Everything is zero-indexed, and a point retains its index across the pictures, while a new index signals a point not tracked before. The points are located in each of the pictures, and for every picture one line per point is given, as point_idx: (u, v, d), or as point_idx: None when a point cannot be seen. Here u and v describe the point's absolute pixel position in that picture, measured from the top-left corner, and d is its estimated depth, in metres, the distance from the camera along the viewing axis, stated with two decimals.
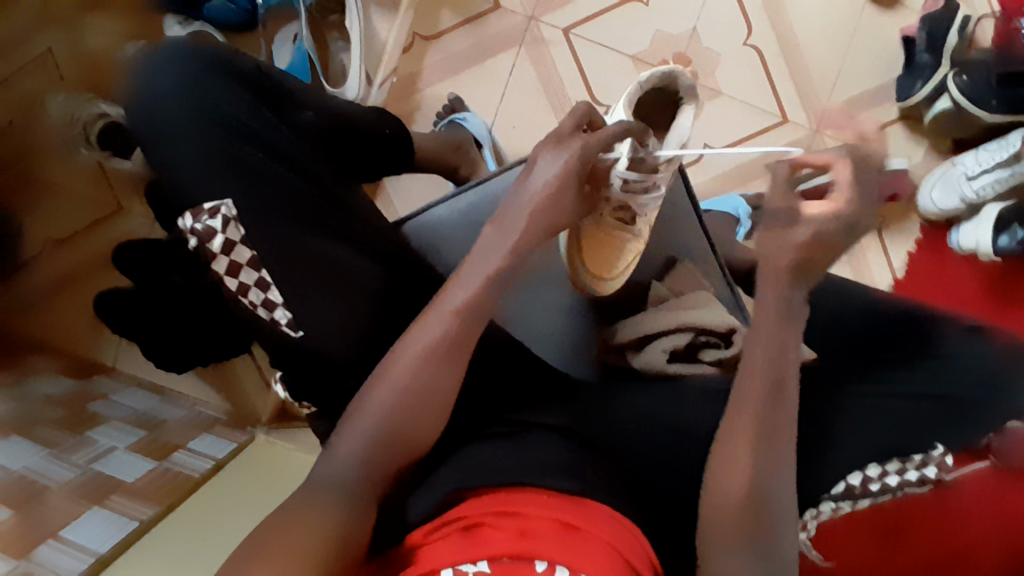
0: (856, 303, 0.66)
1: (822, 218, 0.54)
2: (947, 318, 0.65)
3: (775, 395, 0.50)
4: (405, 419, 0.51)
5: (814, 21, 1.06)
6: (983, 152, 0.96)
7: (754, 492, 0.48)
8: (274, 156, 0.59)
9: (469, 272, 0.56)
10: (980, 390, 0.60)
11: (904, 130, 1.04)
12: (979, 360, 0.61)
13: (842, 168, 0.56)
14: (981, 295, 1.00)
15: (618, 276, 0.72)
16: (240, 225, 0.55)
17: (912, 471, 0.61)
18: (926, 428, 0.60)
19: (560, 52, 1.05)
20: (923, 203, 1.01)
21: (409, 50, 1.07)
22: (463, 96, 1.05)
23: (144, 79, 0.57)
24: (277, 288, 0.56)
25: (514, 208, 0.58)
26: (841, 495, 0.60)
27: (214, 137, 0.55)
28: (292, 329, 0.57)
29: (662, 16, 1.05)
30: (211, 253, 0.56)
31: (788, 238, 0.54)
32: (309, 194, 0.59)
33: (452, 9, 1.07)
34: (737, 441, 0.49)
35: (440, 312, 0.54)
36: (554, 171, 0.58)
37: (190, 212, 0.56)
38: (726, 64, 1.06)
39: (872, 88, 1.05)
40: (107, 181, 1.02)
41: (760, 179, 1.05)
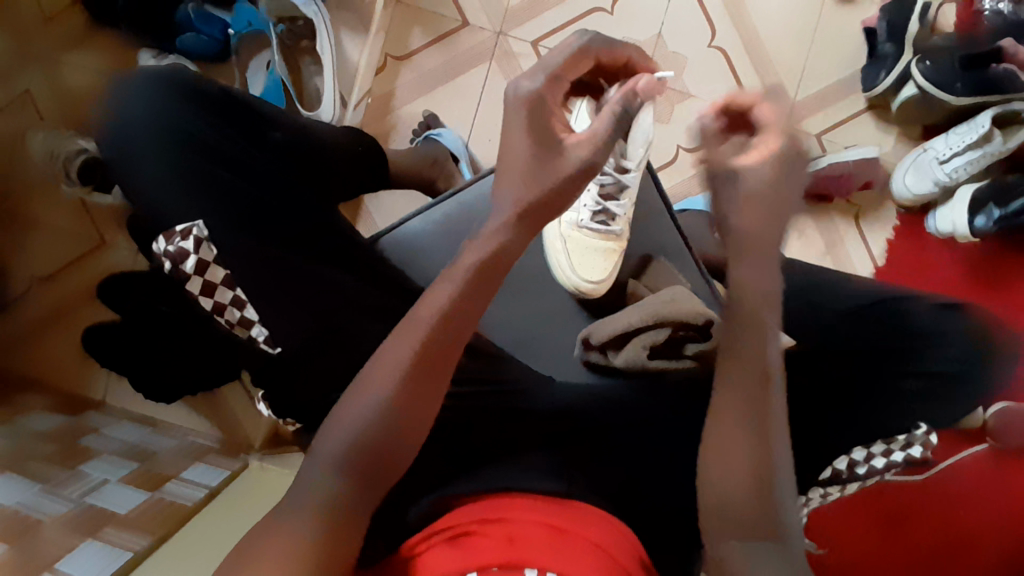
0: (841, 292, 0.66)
1: (757, 165, 0.50)
2: (923, 297, 0.66)
3: (758, 382, 0.45)
4: (394, 418, 0.48)
5: (776, 20, 1.08)
6: (953, 134, 0.98)
7: (753, 473, 0.43)
8: (246, 177, 0.60)
9: (458, 266, 0.52)
10: (957, 363, 0.61)
11: (873, 119, 1.07)
12: (948, 338, 0.62)
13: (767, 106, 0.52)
14: (971, 275, 1.03)
15: (608, 276, 0.72)
16: (212, 245, 0.57)
17: (895, 452, 0.64)
18: (900, 408, 0.61)
19: (529, 64, 1.07)
20: (898, 190, 1.03)
21: (382, 72, 1.08)
22: (438, 113, 1.07)
23: (117, 109, 0.60)
24: (252, 306, 0.58)
25: (505, 186, 0.54)
26: (829, 480, 0.63)
27: (179, 159, 0.58)
28: (270, 345, 0.59)
29: (628, 23, 1.07)
30: (184, 274, 0.57)
31: (740, 196, 0.49)
32: (277, 208, 0.61)
33: (421, 28, 1.08)
34: (729, 431, 0.44)
35: (426, 310, 0.50)
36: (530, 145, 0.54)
37: (163, 236, 0.57)
38: (693, 67, 1.07)
39: (840, 81, 1.07)
40: (90, 216, 1.02)
41: None
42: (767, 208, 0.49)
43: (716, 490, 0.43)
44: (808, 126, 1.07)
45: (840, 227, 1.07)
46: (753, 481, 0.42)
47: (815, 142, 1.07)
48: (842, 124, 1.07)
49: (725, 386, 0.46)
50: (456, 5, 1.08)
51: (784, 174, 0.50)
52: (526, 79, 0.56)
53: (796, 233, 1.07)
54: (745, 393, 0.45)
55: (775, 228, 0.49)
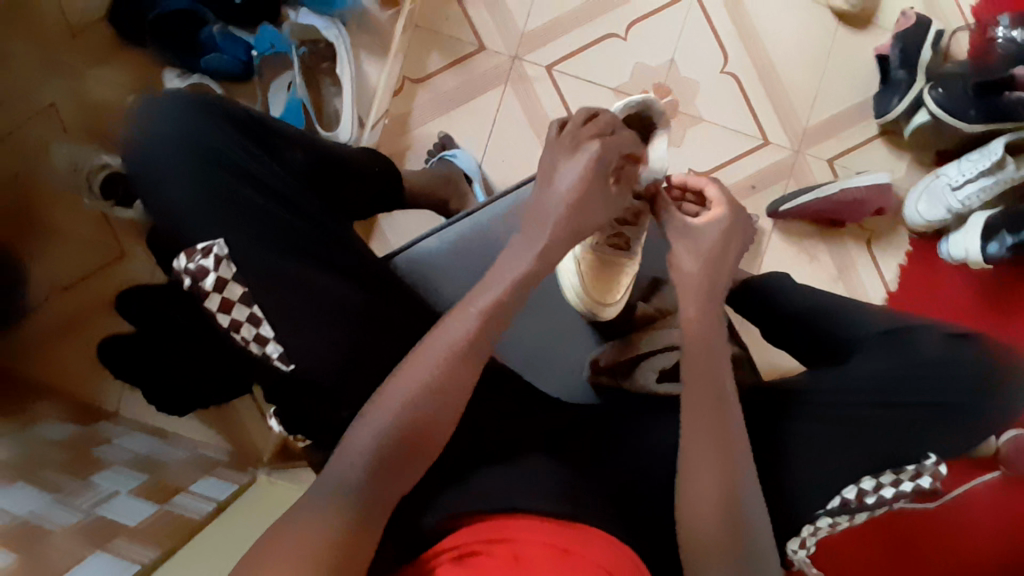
0: (851, 320, 0.67)
1: (712, 224, 0.60)
2: (935, 326, 0.66)
3: (715, 403, 0.52)
4: (410, 427, 0.50)
5: (789, 47, 1.09)
6: (965, 162, 0.99)
7: (721, 491, 0.49)
8: (267, 195, 0.62)
9: (484, 286, 0.56)
10: (971, 394, 0.61)
11: (884, 145, 1.07)
12: (963, 368, 0.62)
13: (715, 186, 0.64)
14: (983, 303, 1.02)
15: (614, 304, 0.71)
16: (231, 264, 0.58)
17: (906, 483, 0.61)
18: (909, 437, 0.61)
19: (544, 88, 1.09)
20: (910, 216, 1.03)
21: (399, 93, 1.10)
22: (453, 134, 1.09)
23: (141, 128, 0.61)
24: (268, 323, 0.60)
25: (543, 210, 0.59)
26: (836, 509, 0.60)
27: (203, 178, 0.59)
28: (284, 362, 0.60)
29: (642, 48, 1.09)
30: (203, 291, 0.59)
31: (698, 245, 0.59)
32: (300, 228, 0.62)
33: (439, 51, 1.10)
34: (697, 455, 0.50)
35: (454, 324, 0.54)
36: (580, 176, 0.58)
37: (184, 253, 0.59)
38: (705, 91, 1.09)
39: (851, 107, 1.08)
40: (111, 229, 1.05)
41: (747, 199, 1.07)
42: (721, 263, 0.59)
43: (692, 512, 0.49)
44: (819, 150, 1.08)
45: (852, 252, 1.07)
46: (723, 499, 0.49)
47: (827, 167, 1.07)
48: (853, 149, 1.07)
49: (692, 413, 0.52)
50: (472, 29, 1.10)
51: (736, 229, 0.61)
52: (586, 144, 0.60)
53: (807, 257, 1.07)
54: (707, 420, 0.51)
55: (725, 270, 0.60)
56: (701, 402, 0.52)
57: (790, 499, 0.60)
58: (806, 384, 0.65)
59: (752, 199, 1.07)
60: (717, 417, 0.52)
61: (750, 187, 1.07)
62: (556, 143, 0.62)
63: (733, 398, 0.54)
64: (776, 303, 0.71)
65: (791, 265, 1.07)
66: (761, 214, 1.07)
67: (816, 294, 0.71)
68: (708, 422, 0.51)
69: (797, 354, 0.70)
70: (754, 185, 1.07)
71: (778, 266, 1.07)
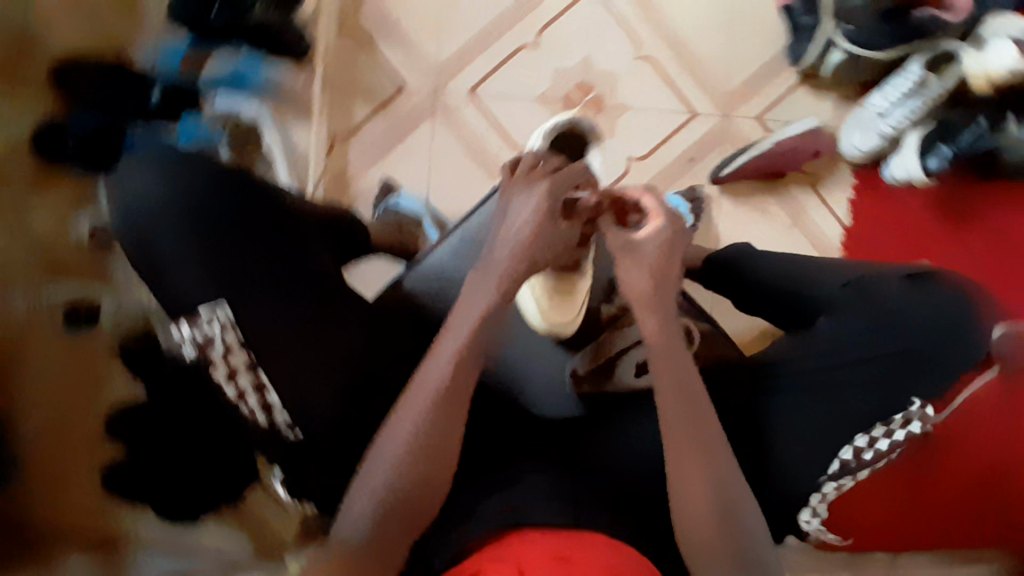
0: (817, 281, 0.71)
1: (657, 238, 0.59)
2: (892, 271, 0.69)
3: (688, 404, 0.54)
4: (406, 492, 0.52)
5: (694, 19, 1.12)
6: (888, 87, 1.01)
7: (716, 494, 0.51)
8: (271, 214, 0.63)
9: (456, 324, 0.58)
10: (944, 336, 0.64)
11: (807, 91, 1.11)
12: (928, 310, 0.65)
13: (651, 198, 0.63)
14: (932, 217, 1.07)
15: (573, 318, 0.73)
16: (237, 327, 0.58)
17: (897, 431, 0.65)
18: (895, 384, 0.63)
19: (470, 113, 1.10)
20: (847, 150, 1.07)
21: (332, 150, 1.09)
22: (394, 177, 1.09)
23: (138, 155, 0.62)
24: (275, 390, 0.60)
25: (500, 246, 0.62)
26: (839, 472, 0.63)
27: (207, 181, 0.60)
28: (292, 429, 0.62)
29: (556, 52, 1.10)
30: (212, 359, 0.59)
31: (643, 261, 0.59)
32: (295, 267, 0.63)
33: (362, 100, 1.10)
34: (686, 456, 0.53)
35: (434, 367, 0.55)
36: (535, 210, 0.63)
37: (188, 320, 0.59)
38: (625, 79, 1.10)
39: (767, 62, 1.11)
40: (85, 356, 0.96)
41: (688, 172, 1.09)
42: (666, 278, 0.59)
43: (687, 516, 0.52)
44: (746, 109, 1.10)
45: (799, 197, 1.09)
46: (718, 502, 0.51)
47: (757, 124, 1.10)
48: (778, 102, 1.10)
49: (667, 421, 0.54)
50: (389, 70, 1.10)
51: (677, 240, 0.61)
52: (535, 188, 0.64)
53: (760, 213, 1.09)
54: (683, 425, 0.53)
55: (672, 276, 0.60)
56: (673, 411, 0.54)
57: (783, 462, 0.62)
58: (786, 355, 0.66)
59: (694, 171, 1.10)
60: (693, 420, 0.53)
61: (689, 160, 1.10)
62: (516, 180, 0.66)
63: (708, 403, 0.55)
64: (748, 272, 0.77)
65: (747, 224, 1.09)
66: (707, 182, 1.09)
67: (785, 262, 0.75)
68: (685, 429, 0.53)
69: (774, 319, 0.75)
70: (692, 158, 1.10)
71: (734, 228, 1.09)
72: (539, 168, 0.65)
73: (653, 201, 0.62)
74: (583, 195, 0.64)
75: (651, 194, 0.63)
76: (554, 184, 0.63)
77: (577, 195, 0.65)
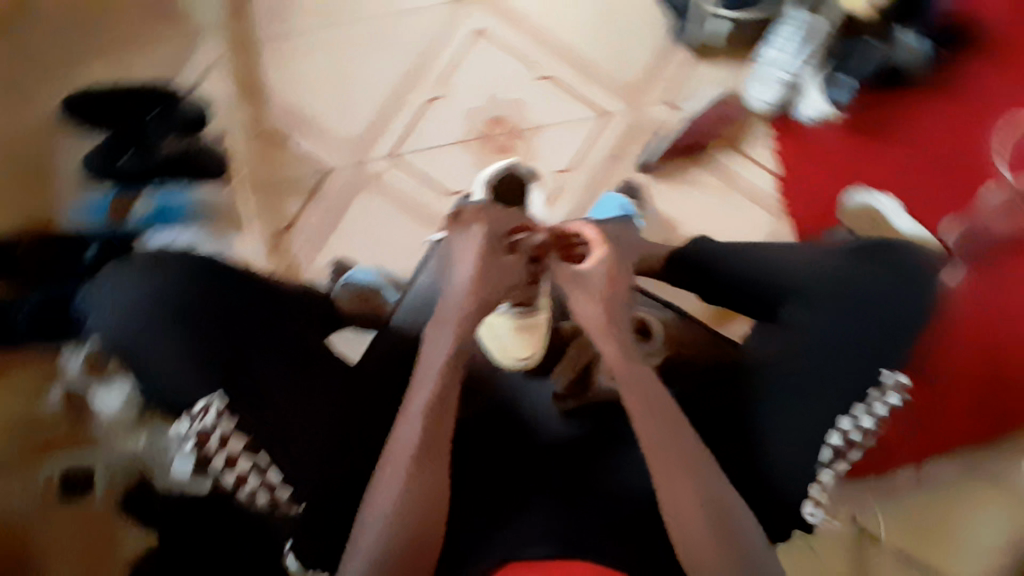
0: (782, 268, 0.76)
1: (601, 266, 0.70)
2: (845, 255, 0.77)
3: (670, 424, 0.60)
4: (401, 548, 0.56)
5: (580, 28, 1.16)
6: (780, 37, 1.07)
7: (704, 499, 0.57)
8: (247, 297, 0.73)
9: (422, 379, 0.64)
10: (904, 307, 0.72)
11: (702, 63, 1.15)
12: (886, 286, 0.73)
13: (588, 229, 0.74)
14: (853, 146, 1.12)
15: (538, 348, 0.76)
16: (231, 416, 0.67)
17: (878, 404, 0.70)
18: (867, 361, 0.70)
19: (396, 176, 1.12)
20: (751, 101, 1.11)
21: (276, 248, 1.10)
22: (343, 254, 1.10)
23: (119, 265, 0.72)
24: (275, 468, 0.69)
25: (449, 290, 0.70)
26: (832, 458, 0.69)
27: (182, 281, 0.69)
28: (295, 504, 0.70)
29: (461, 96, 1.14)
30: (209, 451, 0.67)
31: (591, 287, 0.69)
32: (281, 352, 0.73)
33: (291, 195, 1.12)
34: (671, 471, 0.58)
35: (408, 421, 0.61)
36: (479, 251, 0.71)
37: (186, 416, 0.66)
38: (531, 102, 1.14)
39: (658, 48, 1.16)
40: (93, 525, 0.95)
41: (615, 168, 1.13)
42: (615, 307, 0.68)
43: (681, 525, 0.57)
44: (652, 96, 1.15)
45: (725, 161, 1.13)
46: (708, 505, 0.57)
47: (666, 107, 1.14)
48: (679, 81, 1.15)
49: (652, 445, 0.59)
50: (310, 158, 1.12)
51: (619, 264, 0.72)
52: (481, 232, 0.72)
53: (692, 186, 1.13)
54: (667, 446, 0.59)
55: (620, 289, 0.70)
56: (655, 434, 0.59)
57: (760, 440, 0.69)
58: (767, 354, 0.73)
59: (620, 166, 1.13)
60: (675, 437, 0.59)
61: (614, 157, 1.13)
62: (458, 229, 0.75)
63: (684, 417, 0.61)
64: (715, 267, 0.81)
65: (685, 201, 1.12)
66: (636, 172, 1.13)
67: (751, 251, 0.80)
68: (670, 449, 0.59)
69: (747, 310, 0.79)
70: (615, 154, 1.13)
71: (675, 206, 1.12)
72: (488, 217, 0.74)
73: (591, 233, 0.74)
74: (530, 236, 0.74)
75: (589, 228, 0.75)
76: (502, 230, 0.74)
77: (520, 237, 0.74)
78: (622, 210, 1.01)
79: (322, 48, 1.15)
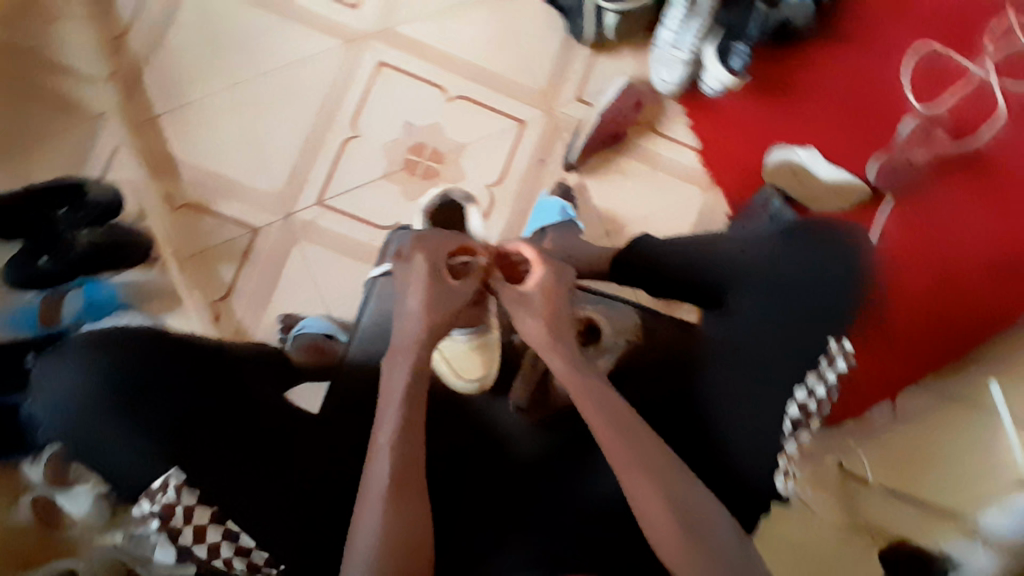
0: (720, 254, 0.80)
1: (542, 281, 0.71)
2: (778, 233, 0.82)
3: (620, 424, 0.63)
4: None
5: (481, 44, 1.18)
6: (668, 18, 1.09)
7: (663, 496, 0.59)
8: (194, 366, 0.70)
9: (385, 411, 0.64)
10: (837, 278, 0.77)
11: (604, 56, 1.18)
12: (818, 258, 0.78)
13: (528, 248, 0.74)
14: (763, 109, 1.15)
15: (490, 366, 0.81)
16: (192, 488, 0.66)
17: (827, 372, 0.74)
18: (807, 332, 0.74)
19: (328, 220, 1.11)
20: (660, 85, 1.14)
21: (220, 317, 1.08)
22: (289, 310, 1.08)
23: (57, 350, 0.69)
24: (245, 532, 0.67)
25: (400, 318, 0.70)
26: (793, 430, 0.73)
27: (119, 353, 0.66)
28: (273, 564, 0.69)
29: (376, 132, 1.14)
30: (175, 527, 0.65)
31: (530, 306, 0.70)
32: (237, 423, 0.70)
33: (224, 262, 1.09)
34: (631, 470, 0.60)
35: (379, 454, 0.60)
36: (426, 278, 0.70)
37: (146, 497, 0.65)
38: (448, 124, 1.15)
39: (559, 49, 1.18)
40: None
41: (543, 172, 1.14)
42: (558, 320, 0.70)
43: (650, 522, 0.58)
44: (564, 97, 1.17)
45: (646, 145, 1.15)
46: (669, 498, 0.59)
47: (579, 104, 1.17)
48: (586, 79, 1.17)
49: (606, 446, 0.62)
50: (237, 221, 1.10)
51: (560, 277, 0.73)
52: (422, 258, 0.71)
53: (620, 176, 1.15)
54: (624, 445, 0.61)
55: (560, 302, 0.71)
56: (609, 438, 0.62)
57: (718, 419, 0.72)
58: (720, 335, 0.77)
59: (547, 170, 1.14)
60: (629, 440, 0.62)
61: (540, 161, 1.15)
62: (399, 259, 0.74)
63: (636, 416, 0.64)
64: (658, 262, 0.84)
65: (617, 191, 1.14)
66: (564, 173, 1.14)
67: (692, 241, 0.84)
68: (626, 449, 0.61)
69: (694, 300, 0.82)
70: (542, 158, 1.15)
71: (608, 198, 1.14)
72: (434, 237, 0.73)
73: (529, 249, 0.74)
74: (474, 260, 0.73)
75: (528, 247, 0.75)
76: (441, 253, 0.72)
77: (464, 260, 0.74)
78: (563, 214, 1.03)
79: (227, 109, 1.13)
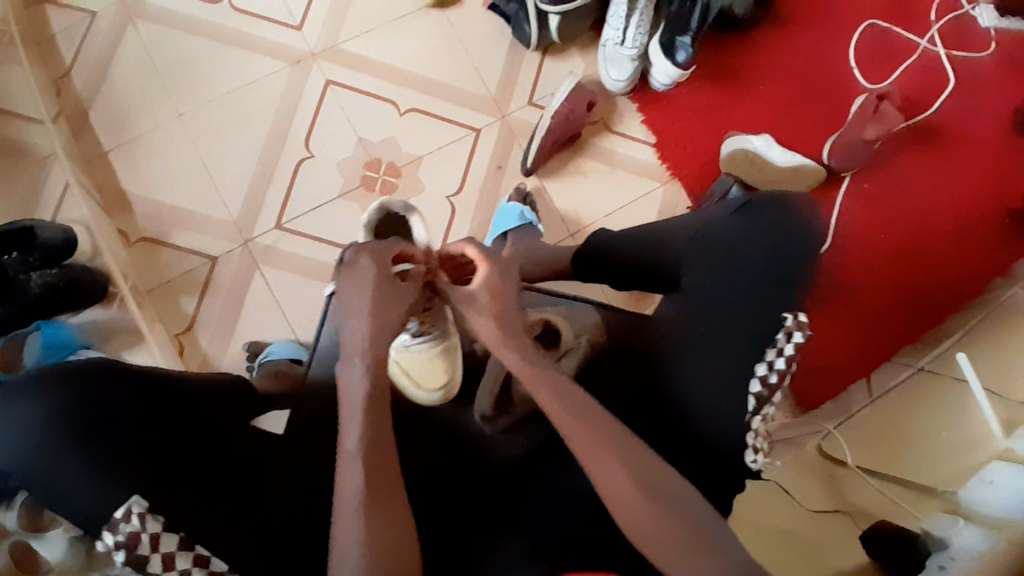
0: (667, 241, 0.83)
1: (490, 277, 0.69)
2: (725, 214, 0.82)
3: (586, 415, 0.61)
4: None
5: (428, 56, 1.18)
6: (612, 18, 1.11)
7: (641, 483, 0.57)
8: (146, 397, 0.66)
9: (349, 418, 0.60)
10: (782, 253, 0.77)
11: (553, 60, 1.18)
12: (764, 233, 0.78)
13: (472, 247, 0.72)
14: (715, 97, 1.16)
15: (452, 375, 0.77)
16: (157, 514, 0.61)
17: (787, 347, 0.71)
18: (756, 306, 0.73)
19: (289, 242, 1.10)
20: (611, 85, 1.13)
21: (185, 351, 1.06)
22: (256, 337, 1.07)
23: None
24: (217, 557, 0.62)
25: (350, 317, 0.65)
26: (756, 406, 0.70)
27: (65, 391, 0.63)
28: None
29: (330, 150, 1.13)
30: (142, 557, 0.60)
31: (479, 305, 0.67)
32: (195, 450, 0.66)
33: (185, 294, 1.08)
34: (609, 461, 0.59)
35: (346, 464, 0.58)
36: (370, 282, 0.65)
37: (107, 530, 0.60)
38: (402, 138, 1.14)
39: (507, 56, 1.18)
40: None
41: (502, 179, 1.14)
42: (509, 317, 0.68)
43: (629, 515, 0.57)
44: (517, 102, 1.17)
45: (603, 144, 1.16)
46: (647, 487, 0.57)
47: (532, 109, 1.17)
48: (536, 83, 1.17)
49: (577, 441, 0.60)
50: (196, 251, 1.09)
51: (504, 278, 0.70)
52: (362, 262, 0.67)
53: (580, 176, 1.15)
54: (597, 437, 0.60)
55: (506, 297, 0.69)
56: (577, 432, 0.60)
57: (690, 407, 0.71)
58: (674, 315, 0.77)
59: (506, 176, 1.14)
60: (601, 429, 0.60)
61: (498, 168, 1.15)
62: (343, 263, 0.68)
63: (602, 407, 0.63)
64: (612, 253, 0.87)
65: (577, 191, 1.14)
66: (523, 178, 1.14)
67: (643, 231, 0.86)
68: (599, 440, 0.60)
69: (652, 286, 0.84)
70: (500, 164, 1.15)
71: (568, 199, 1.14)
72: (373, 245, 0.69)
73: (474, 249, 0.72)
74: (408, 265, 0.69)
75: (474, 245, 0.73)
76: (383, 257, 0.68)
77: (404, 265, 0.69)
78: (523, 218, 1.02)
79: (178, 140, 1.12)
